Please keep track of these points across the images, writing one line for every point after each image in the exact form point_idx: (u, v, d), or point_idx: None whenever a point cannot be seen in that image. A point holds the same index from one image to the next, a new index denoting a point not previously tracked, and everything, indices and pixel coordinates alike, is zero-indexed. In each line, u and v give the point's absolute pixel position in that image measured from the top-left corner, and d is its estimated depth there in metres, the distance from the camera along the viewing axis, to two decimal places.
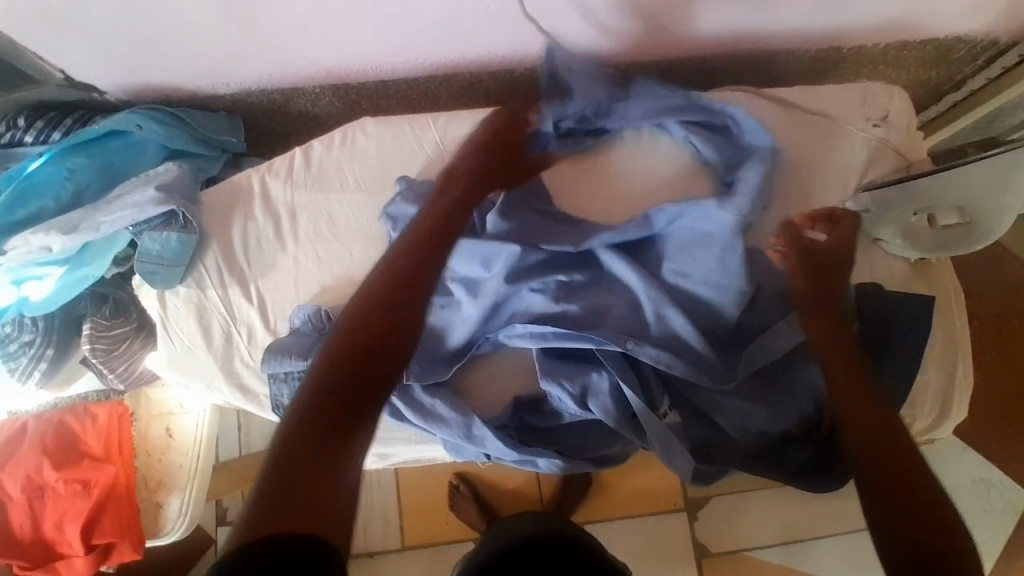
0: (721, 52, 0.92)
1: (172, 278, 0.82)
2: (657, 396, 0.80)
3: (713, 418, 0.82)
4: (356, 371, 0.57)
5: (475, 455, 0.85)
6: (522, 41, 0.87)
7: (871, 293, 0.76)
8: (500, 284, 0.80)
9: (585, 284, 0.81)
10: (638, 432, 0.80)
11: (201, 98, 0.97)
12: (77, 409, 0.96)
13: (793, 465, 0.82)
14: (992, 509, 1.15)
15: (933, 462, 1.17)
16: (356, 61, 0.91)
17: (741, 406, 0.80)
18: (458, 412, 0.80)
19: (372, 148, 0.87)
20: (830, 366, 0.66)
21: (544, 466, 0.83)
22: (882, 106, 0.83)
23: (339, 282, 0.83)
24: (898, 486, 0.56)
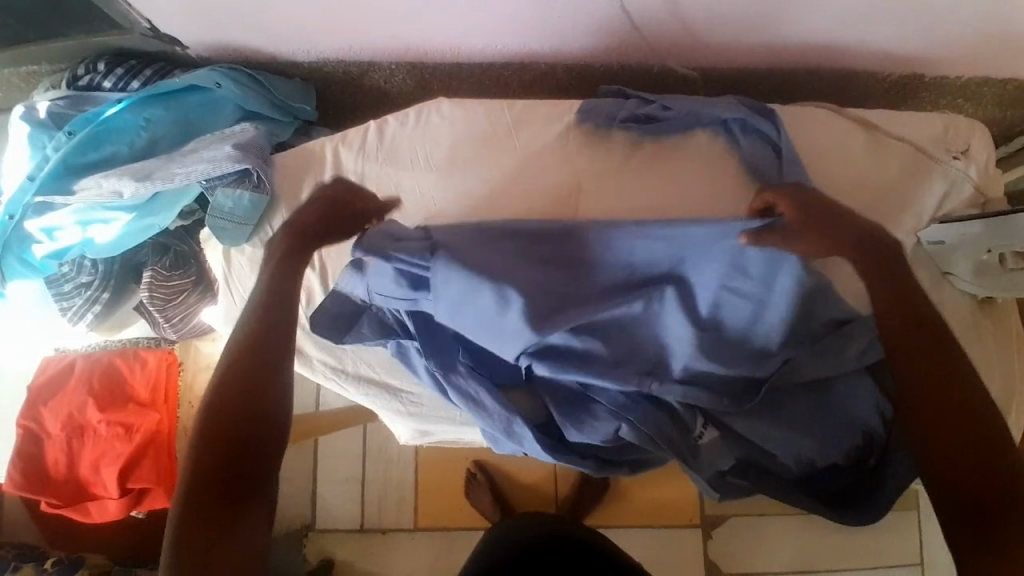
0: (801, 67, 0.91)
1: (240, 236, 0.83)
2: (695, 414, 0.81)
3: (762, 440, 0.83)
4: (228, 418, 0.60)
5: (511, 450, 0.86)
6: (605, 36, 0.87)
7: None
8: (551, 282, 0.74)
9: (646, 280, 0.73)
10: (677, 450, 0.80)
11: (278, 63, 0.98)
12: (127, 353, 0.98)
13: (825, 491, 0.85)
14: None
15: None
16: (436, 41, 0.91)
17: (788, 424, 0.80)
18: (502, 408, 0.80)
19: (445, 129, 0.87)
20: (907, 328, 0.62)
21: (576, 468, 0.84)
22: (963, 139, 0.82)
23: None
24: (966, 442, 0.58)
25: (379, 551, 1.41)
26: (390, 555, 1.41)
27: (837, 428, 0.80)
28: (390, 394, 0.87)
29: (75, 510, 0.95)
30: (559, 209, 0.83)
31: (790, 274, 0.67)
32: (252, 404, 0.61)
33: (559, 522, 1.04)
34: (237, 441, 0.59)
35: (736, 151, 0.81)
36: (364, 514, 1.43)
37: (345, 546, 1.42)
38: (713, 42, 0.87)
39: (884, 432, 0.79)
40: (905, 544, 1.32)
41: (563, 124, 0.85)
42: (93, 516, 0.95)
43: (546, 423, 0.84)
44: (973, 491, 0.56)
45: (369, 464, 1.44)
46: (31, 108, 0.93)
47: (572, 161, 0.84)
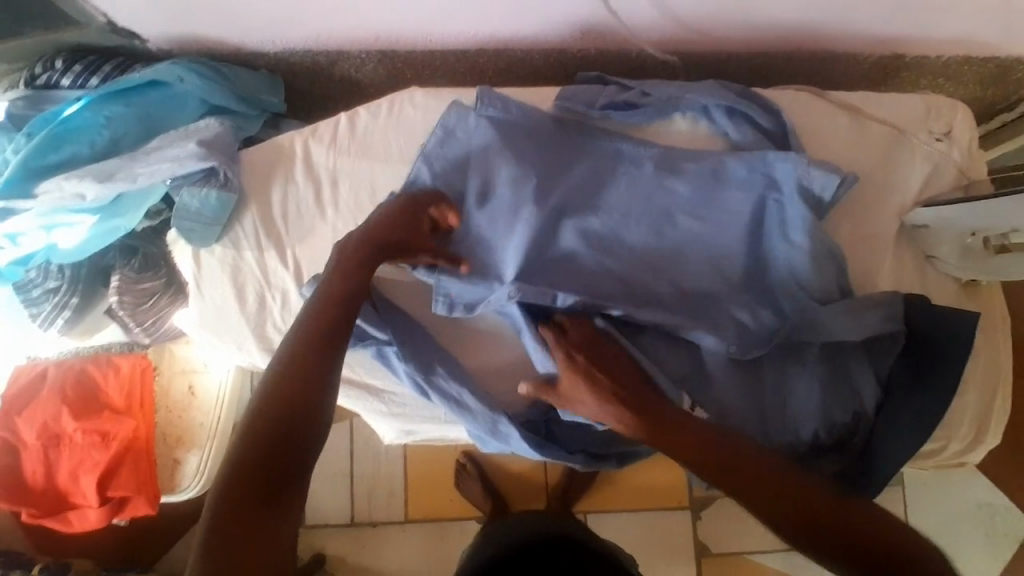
0: (780, 49, 0.89)
1: (209, 237, 0.80)
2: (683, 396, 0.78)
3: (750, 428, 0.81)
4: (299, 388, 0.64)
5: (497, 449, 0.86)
6: (584, 20, 0.84)
7: (923, 305, 0.75)
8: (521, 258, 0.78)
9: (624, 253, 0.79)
10: None
11: (244, 54, 0.95)
12: (100, 360, 0.95)
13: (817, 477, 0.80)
14: (991, 531, 1.23)
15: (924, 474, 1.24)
16: (408, 29, 0.88)
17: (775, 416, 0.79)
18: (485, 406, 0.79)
19: (420, 120, 0.84)
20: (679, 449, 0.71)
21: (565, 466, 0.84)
22: (946, 121, 0.81)
23: None
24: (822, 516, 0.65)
25: (371, 544, 1.41)
26: (382, 547, 1.41)
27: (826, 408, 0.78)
28: (371, 394, 0.86)
29: (54, 522, 0.92)
30: None
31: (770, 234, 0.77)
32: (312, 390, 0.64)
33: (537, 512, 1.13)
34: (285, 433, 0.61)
35: (718, 137, 0.80)
36: (354, 508, 1.42)
37: (336, 540, 1.41)
38: (693, 24, 0.84)
39: (872, 410, 0.76)
40: None
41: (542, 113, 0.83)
42: (73, 526, 0.92)
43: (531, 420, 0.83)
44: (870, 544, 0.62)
45: (358, 457, 1.43)
46: None
47: None
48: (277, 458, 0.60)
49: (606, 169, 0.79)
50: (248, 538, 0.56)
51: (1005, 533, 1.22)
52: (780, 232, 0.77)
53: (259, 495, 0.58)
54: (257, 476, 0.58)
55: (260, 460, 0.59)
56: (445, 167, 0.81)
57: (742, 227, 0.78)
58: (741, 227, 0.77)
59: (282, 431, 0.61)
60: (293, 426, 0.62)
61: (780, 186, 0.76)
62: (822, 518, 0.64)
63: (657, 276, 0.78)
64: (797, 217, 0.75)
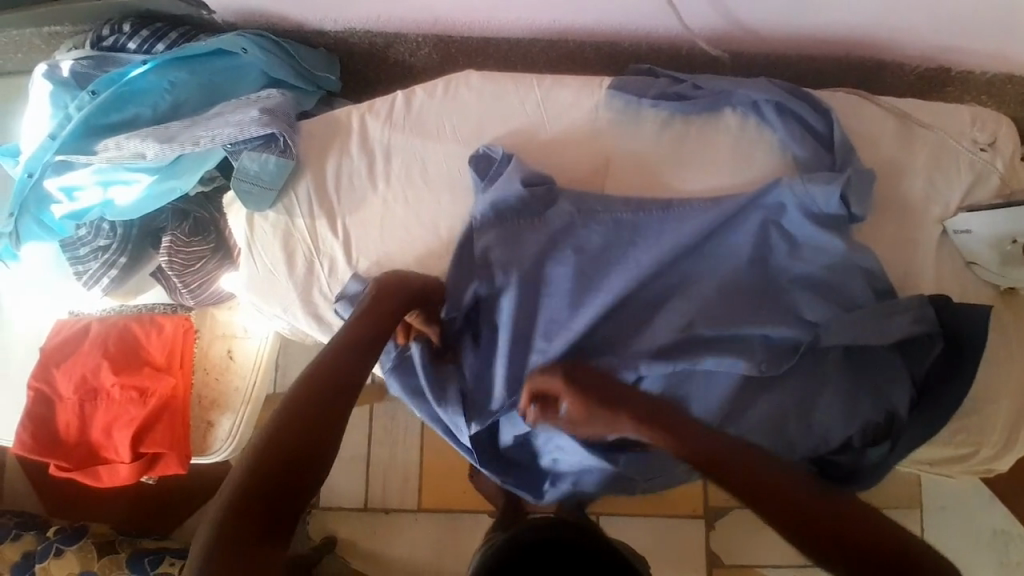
0: (826, 55, 0.92)
1: (264, 202, 0.82)
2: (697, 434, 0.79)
3: None
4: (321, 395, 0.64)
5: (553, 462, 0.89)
6: (639, 12, 0.86)
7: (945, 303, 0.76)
8: (532, 298, 0.78)
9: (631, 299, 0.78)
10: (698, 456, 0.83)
11: (305, 31, 0.98)
12: (143, 318, 0.96)
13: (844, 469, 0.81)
14: (1009, 561, 1.21)
15: (944, 497, 1.24)
16: (466, 13, 0.91)
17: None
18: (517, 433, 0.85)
19: (473, 102, 0.86)
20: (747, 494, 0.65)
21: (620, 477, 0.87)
22: (991, 131, 0.82)
23: (425, 229, 0.84)
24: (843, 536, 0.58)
25: (383, 530, 1.41)
26: (393, 535, 1.41)
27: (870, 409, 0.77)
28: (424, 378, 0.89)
29: (85, 475, 0.94)
30: (585, 184, 0.83)
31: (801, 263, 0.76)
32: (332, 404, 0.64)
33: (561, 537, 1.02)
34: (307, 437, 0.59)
35: (767, 134, 0.82)
36: (368, 494, 1.43)
37: (349, 523, 1.42)
38: (745, 23, 0.86)
39: (908, 414, 0.76)
40: None
41: (594, 101, 0.85)
42: (102, 481, 0.93)
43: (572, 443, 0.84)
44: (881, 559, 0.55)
45: (375, 443, 1.44)
46: (53, 67, 0.92)
47: (599, 139, 0.84)
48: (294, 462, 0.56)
49: (614, 234, 0.78)
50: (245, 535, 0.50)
51: None
52: (804, 242, 0.76)
53: (271, 494, 0.53)
54: (273, 474, 0.55)
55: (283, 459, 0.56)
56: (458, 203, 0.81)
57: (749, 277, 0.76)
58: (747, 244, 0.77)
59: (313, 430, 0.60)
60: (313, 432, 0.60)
61: (781, 210, 0.77)
62: (847, 526, 0.58)
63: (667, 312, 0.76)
64: (806, 233, 0.76)
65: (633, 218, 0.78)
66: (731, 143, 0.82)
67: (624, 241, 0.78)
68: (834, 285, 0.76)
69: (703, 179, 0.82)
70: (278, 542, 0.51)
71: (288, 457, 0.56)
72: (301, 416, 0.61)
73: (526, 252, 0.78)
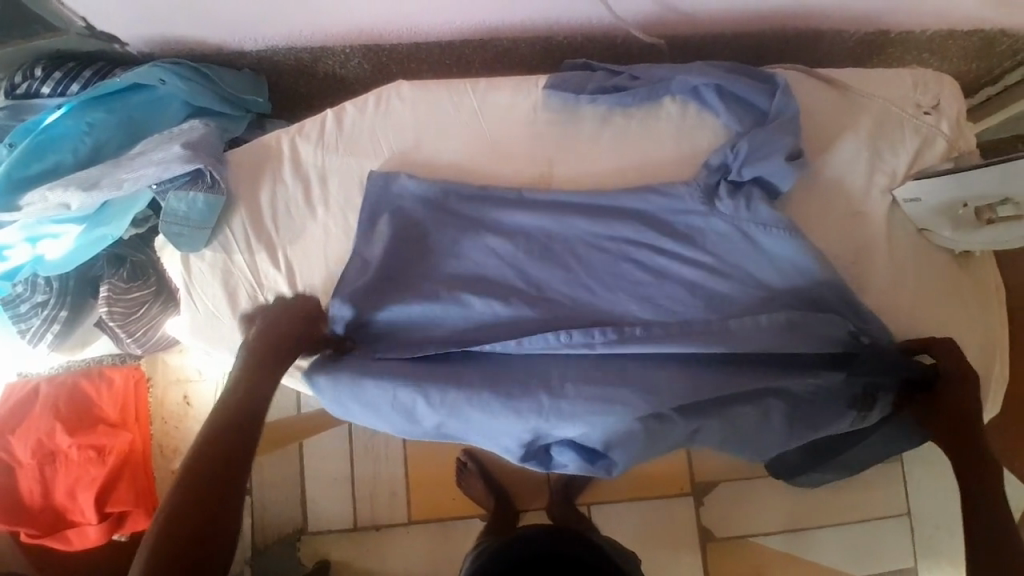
0: (764, 29, 0.90)
1: (199, 241, 0.78)
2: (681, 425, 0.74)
3: (772, 407, 0.75)
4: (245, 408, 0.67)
5: (565, 454, 0.76)
6: (569, 7, 0.85)
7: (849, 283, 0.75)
8: (468, 283, 0.78)
9: (569, 271, 0.78)
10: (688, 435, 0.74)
11: (226, 54, 0.94)
12: (91, 372, 0.94)
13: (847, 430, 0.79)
14: None
15: None
16: (394, 22, 0.88)
17: (787, 405, 0.76)
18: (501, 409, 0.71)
19: (407, 113, 0.82)
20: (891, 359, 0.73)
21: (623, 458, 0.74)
22: (934, 94, 0.82)
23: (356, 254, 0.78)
24: (956, 415, 0.72)
25: (374, 547, 1.39)
26: (386, 551, 1.39)
27: (839, 389, 0.76)
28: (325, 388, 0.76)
29: (54, 540, 0.89)
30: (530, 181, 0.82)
31: (761, 254, 0.76)
32: (251, 412, 0.68)
33: (563, 533, 1.02)
34: (235, 440, 0.64)
35: (706, 118, 0.82)
36: (357, 513, 1.41)
37: (340, 545, 1.40)
38: (676, 8, 0.84)
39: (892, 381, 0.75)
40: (882, 494, 1.38)
41: (530, 102, 0.83)
42: (72, 544, 0.89)
43: (566, 427, 0.72)
44: (966, 431, 0.72)
45: (360, 460, 1.43)
46: None
47: (541, 142, 0.83)
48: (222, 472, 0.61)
49: (535, 228, 0.79)
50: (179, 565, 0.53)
51: None
52: (753, 233, 0.75)
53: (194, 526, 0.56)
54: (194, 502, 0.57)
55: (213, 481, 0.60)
56: (389, 168, 0.81)
57: (684, 251, 0.76)
58: (647, 253, 0.77)
59: (223, 459, 0.62)
60: (230, 472, 0.61)
61: (709, 199, 0.76)
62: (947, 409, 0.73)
63: (603, 280, 0.77)
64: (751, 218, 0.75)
65: (548, 172, 0.82)
66: (674, 134, 0.82)
67: (540, 212, 0.79)
68: (800, 264, 0.74)
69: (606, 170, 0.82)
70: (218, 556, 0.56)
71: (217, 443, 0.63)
72: (225, 427, 0.65)
73: (455, 223, 0.79)
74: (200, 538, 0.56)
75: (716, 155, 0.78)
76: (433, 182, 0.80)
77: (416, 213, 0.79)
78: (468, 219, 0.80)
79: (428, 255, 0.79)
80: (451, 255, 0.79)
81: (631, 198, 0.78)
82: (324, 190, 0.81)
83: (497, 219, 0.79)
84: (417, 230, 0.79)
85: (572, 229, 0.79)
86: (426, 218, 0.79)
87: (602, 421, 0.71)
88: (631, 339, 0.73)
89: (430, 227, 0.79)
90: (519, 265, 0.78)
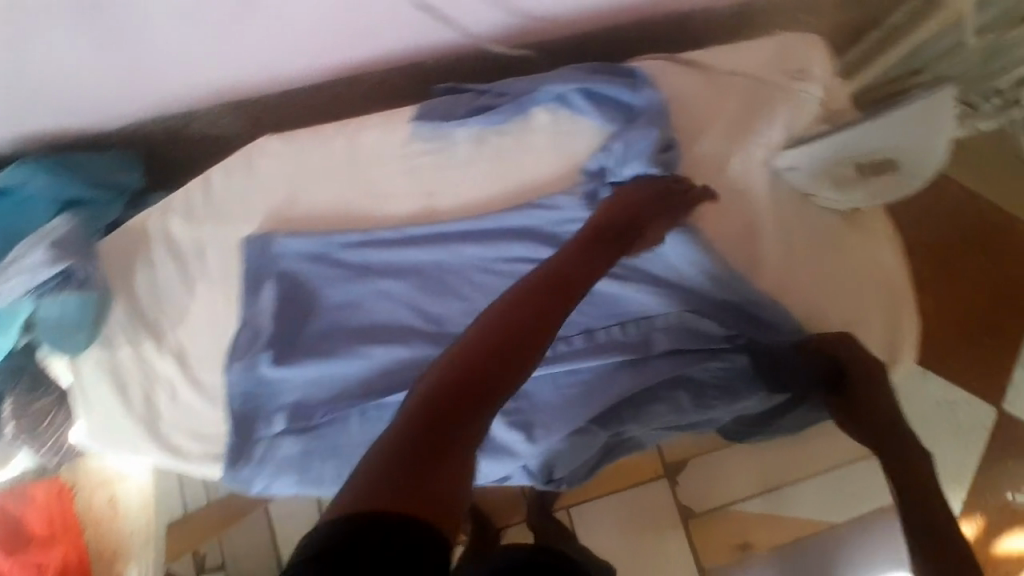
0: (629, 19, 0.89)
1: (82, 342, 0.77)
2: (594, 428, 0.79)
3: (683, 396, 0.79)
4: (496, 340, 0.53)
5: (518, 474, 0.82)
6: (424, 32, 0.83)
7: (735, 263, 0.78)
8: (367, 330, 0.77)
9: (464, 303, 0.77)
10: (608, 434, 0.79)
11: (90, 134, 0.88)
12: (14, 490, 0.89)
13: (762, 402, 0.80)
14: (956, 423, 1.26)
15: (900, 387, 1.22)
16: (253, 76, 0.84)
17: (697, 391, 0.79)
18: None
19: (275, 169, 0.80)
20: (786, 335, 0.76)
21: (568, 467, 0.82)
22: (799, 57, 0.81)
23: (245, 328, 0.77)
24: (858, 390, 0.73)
25: None
26: None
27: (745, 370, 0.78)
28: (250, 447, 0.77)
29: None
30: (414, 217, 0.80)
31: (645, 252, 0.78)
32: (479, 373, 0.50)
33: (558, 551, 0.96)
34: (463, 386, 0.50)
35: (576, 123, 0.81)
36: None
37: None
38: (531, 14, 0.83)
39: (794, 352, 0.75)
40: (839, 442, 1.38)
41: (398, 135, 0.81)
42: None
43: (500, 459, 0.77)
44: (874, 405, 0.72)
45: None
46: None
47: (418, 176, 0.81)
48: (446, 419, 0.48)
49: (426, 264, 0.78)
50: (425, 497, 0.43)
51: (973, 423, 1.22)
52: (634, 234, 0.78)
53: (427, 443, 0.46)
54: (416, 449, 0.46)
55: (434, 439, 0.46)
56: (271, 229, 0.79)
57: None
58: None
59: (437, 417, 0.48)
60: (455, 419, 0.48)
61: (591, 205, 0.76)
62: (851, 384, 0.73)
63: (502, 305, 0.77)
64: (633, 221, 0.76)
65: (430, 204, 0.80)
66: (550, 145, 0.81)
67: (428, 248, 0.78)
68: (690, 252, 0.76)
69: (488, 193, 0.81)
70: (446, 478, 0.45)
71: (462, 390, 0.49)
72: (469, 374, 0.50)
73: (344, 275, 0.78)
74: (433, 491, 0.44)
75: (593, 160, 0.78)
76: (315, 238, 0.78)
77: (303, 272, 0.78)
78: (358, 267, 0.78)
79: (321, 311, 0.78)
80: (347, 306, 0.78)
81: (518, 217, 0.77)
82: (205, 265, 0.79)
83: (385, 263, 0.78)
84: (306, 289, 0.78)
85: (460, 259, 0.78)
86: (313, 276, 0.78)
87: (531, 449, 0.77)
88: (536, 363, 0.77)
89: (320, 284, 0.78)
90: (415, 307, 0.77)
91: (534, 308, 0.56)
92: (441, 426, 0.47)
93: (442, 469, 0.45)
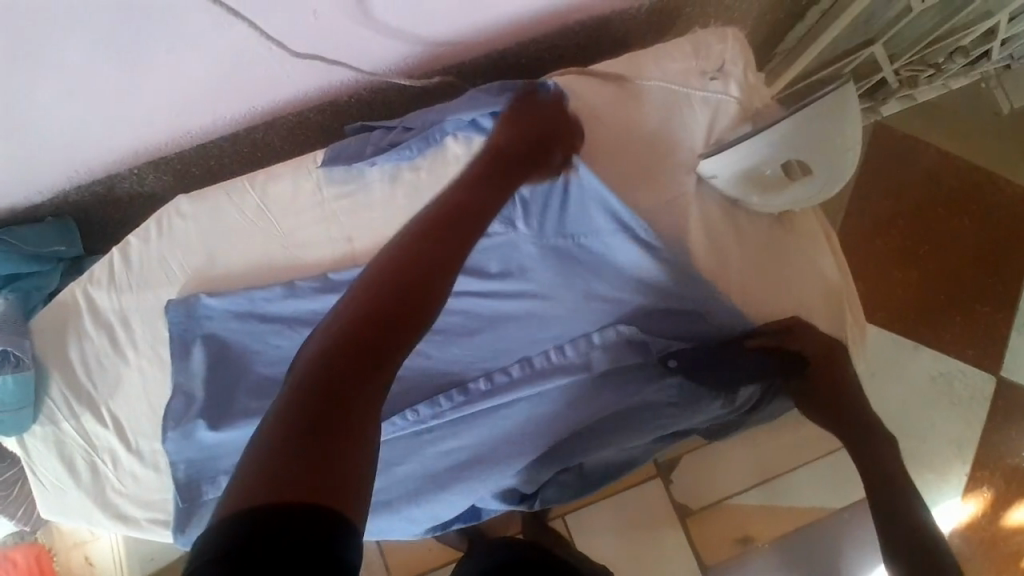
0: (543, 31, 0.86)
1: (24, 420, 0.77)
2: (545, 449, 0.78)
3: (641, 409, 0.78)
4: (395, 287, 0.51)
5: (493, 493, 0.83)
6: (328, 73, 0.80)
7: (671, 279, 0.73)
8: None
9: None
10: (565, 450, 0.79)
11: (20, 210, 0.89)
12: None
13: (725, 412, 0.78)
14: (955, 398, 1.16)
15: (887, 363, 1.17)
16: (164, 135, 0.83)
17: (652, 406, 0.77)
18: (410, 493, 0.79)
19: (191, 228, 0.79)
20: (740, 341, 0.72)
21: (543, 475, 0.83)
22: (717, 56, 0.77)
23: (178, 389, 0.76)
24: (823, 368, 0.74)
25: None
26: None
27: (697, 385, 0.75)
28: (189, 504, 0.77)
29: None
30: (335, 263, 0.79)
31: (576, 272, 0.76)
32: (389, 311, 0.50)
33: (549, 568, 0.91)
34: (363, 343, 0.48)
35: None
36: None
37: None
38: (435, 40, 0.80)
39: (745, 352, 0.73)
40: None
41: (311, 181, 0.80)
42: None
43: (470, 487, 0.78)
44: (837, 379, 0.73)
45: None
46: None
47: (335, 221, 0.79)
48: (359, 371, 0.46)
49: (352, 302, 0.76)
50: (326, 465, 0.40)
51: (970, 394, 1.16)
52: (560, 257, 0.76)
53: (337, 396, 0.44)
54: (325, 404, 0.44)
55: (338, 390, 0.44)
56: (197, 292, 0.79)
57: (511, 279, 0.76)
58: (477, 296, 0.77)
59: (346, 372, 0.46)
60: (364, 374, 0.46)
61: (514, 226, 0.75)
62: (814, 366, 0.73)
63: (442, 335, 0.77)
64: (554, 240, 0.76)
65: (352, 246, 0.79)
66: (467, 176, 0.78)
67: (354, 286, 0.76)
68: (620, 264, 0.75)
69: None
70: (356, 447, 0.42)
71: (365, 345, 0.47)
72: (368, 323, 0.49)
73: (269, 327, 0.76)
74: (338, 457, 0.41)
75: None
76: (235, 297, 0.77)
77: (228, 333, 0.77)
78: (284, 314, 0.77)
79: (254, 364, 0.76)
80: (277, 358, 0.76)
81: None
82: (133, 332, 0.79)
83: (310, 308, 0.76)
84: (235, 346, 0.77)
85: None
86: (239, 334, 0.77)
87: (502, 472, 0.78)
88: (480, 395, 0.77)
89: (247, 340, 0.77)
90: None
91: (406, 264, 0.53)
92: (349, 383, 0.45)
93: (329, 465, 0.40)
